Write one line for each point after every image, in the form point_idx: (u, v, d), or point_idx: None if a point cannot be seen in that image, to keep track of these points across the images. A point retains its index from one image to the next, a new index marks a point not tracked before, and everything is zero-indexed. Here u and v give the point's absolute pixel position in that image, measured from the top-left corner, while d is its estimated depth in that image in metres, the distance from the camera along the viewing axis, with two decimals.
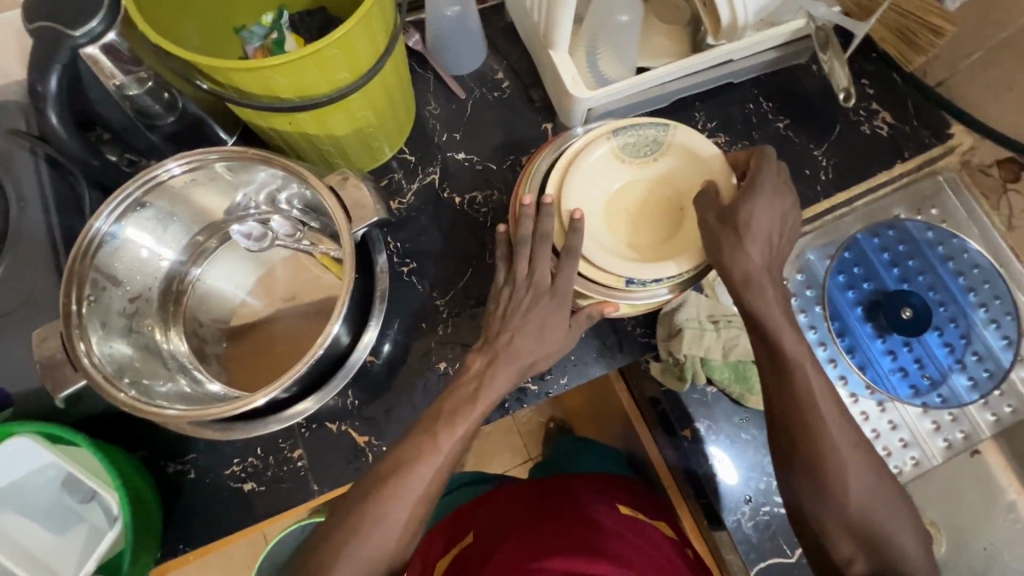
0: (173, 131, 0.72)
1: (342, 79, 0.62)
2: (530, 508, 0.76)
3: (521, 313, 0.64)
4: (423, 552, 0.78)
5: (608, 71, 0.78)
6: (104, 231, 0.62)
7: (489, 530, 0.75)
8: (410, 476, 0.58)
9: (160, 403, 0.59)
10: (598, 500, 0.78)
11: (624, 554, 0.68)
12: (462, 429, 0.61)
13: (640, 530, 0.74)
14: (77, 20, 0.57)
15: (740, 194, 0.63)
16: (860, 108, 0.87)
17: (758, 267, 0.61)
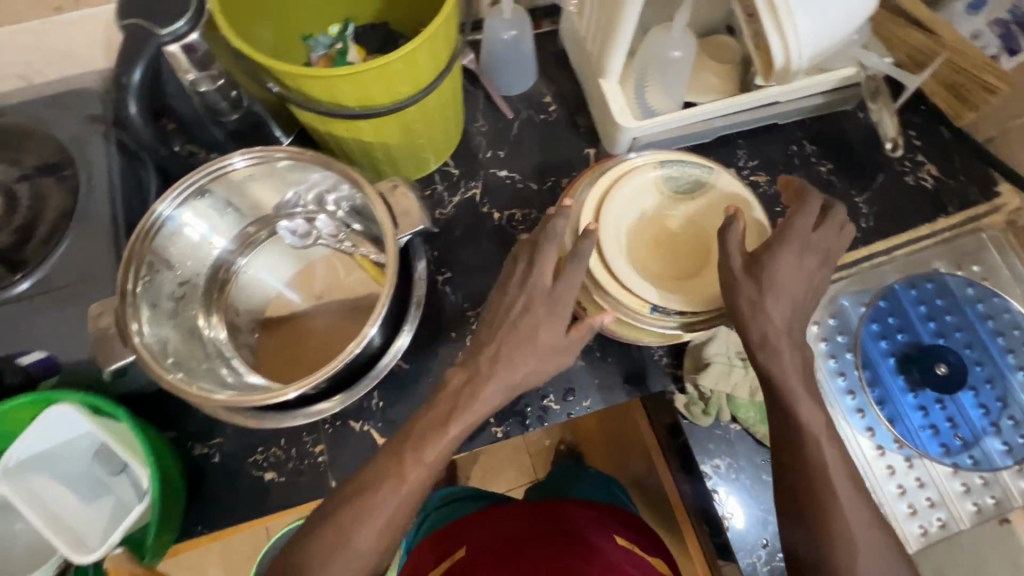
0: (236, 128, 0.75)
1: (402, 93, 0.64)
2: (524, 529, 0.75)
3: (518, 322, 0.59)
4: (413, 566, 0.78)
5: (656, 103, 0.79)
6: (165, 214, 0.65)
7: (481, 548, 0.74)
8: (384, 504, 0.55)
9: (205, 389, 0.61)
10: (596, 530, 0.76)
11: None
12: (451, 432, 0.57)
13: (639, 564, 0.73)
14: (165, 19, 0.61)
15: (773, 243, 0.61)
16: (905, 159, 0.87)
17: (779, 327, 0.60)
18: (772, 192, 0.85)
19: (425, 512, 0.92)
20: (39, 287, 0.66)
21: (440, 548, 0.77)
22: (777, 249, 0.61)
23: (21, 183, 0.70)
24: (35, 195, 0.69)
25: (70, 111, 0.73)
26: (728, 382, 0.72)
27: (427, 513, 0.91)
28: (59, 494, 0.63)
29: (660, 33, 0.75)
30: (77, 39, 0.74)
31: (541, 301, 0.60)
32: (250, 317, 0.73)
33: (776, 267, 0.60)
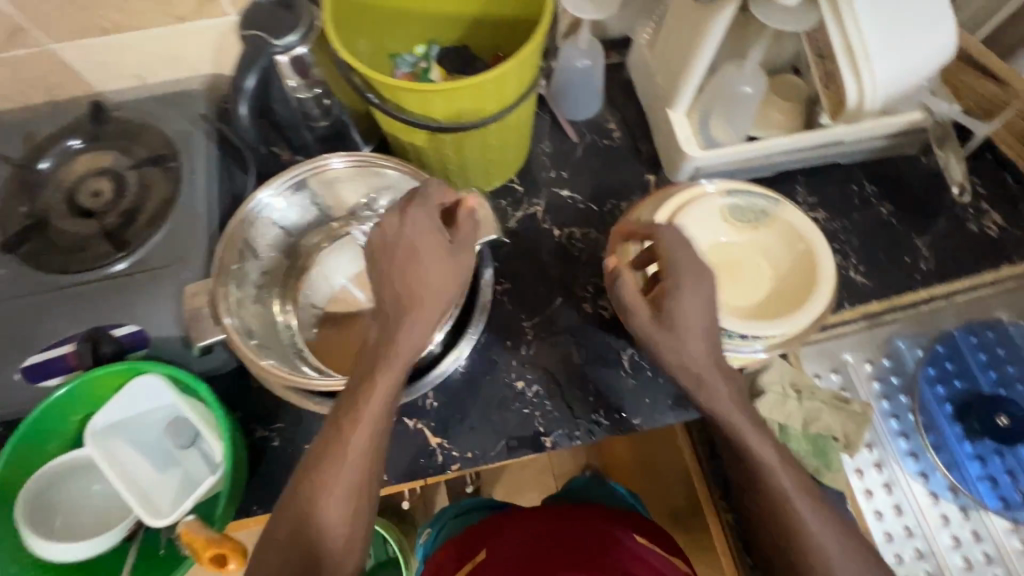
0: (324, 134, 0.80)
1: (488, 109, 0.69)
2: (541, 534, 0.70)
3: (411, 274, 0.58)
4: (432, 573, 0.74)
5: (720, 135, 0.82)
6: (260, 202, 0.71)
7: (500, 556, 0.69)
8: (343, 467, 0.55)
9: (302, 373, 0.67)
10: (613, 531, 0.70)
11: None
12: (382, 396, 0.56)
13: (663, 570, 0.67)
14: (280, 31, 0.67)
15: (673, 279, 0.60)
16: (969, 206, 0.87)
17: (700, 362, 0.59)
18: (830, 228, 0.86)
19: (441, 520, 0.89)
20: (136, 266, 0.71)
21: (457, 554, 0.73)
22: (676, 283, 0.60)
23: (130, 170, 0.76)
24: (142, 182, 0.76)
25: (179, 109, 0.80)
26: (781, 412, 0.72)
27: (443, 522, 0.88)
28: (136, 460, 0.68)
29: (732, 70, 0.79)
30: (192, 46, 0.82)
31: (425, 251, 0.59)
32: (319, 311, 0.77)
33: (675, 308, 0.59)
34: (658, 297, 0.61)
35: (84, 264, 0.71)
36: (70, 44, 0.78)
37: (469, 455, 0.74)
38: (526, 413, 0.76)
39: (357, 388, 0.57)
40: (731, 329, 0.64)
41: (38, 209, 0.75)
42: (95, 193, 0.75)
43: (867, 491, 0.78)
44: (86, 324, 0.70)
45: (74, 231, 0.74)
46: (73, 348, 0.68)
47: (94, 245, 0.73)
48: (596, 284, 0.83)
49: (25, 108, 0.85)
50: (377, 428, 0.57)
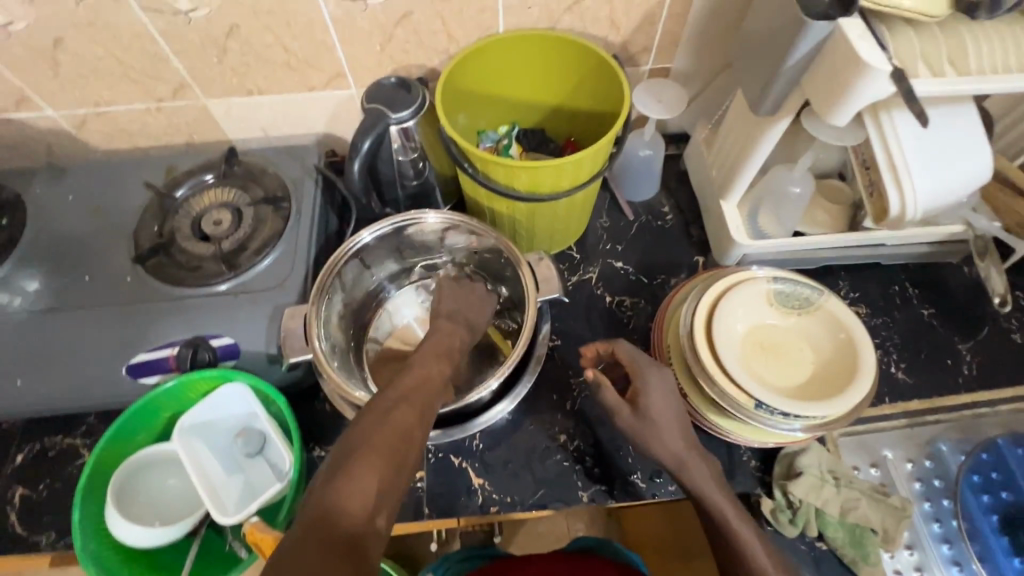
0: (413, 191, 0.92)
1: (562, 185, 0.79)
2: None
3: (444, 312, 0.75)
4: None
5: (767, 227, 0.90)
6: (358, 243, 0.80)
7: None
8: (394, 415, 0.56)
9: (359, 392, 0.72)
10: None
11: None
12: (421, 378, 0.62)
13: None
14: (396, 107, 0.81)
15: (641, 380, 0.67)
16: (1011, 317, 0.90)
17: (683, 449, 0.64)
18: (871, 323, 0.90)
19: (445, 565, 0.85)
20: (237, 287, 0.81)
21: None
22: (645, 382, 0.67)
23: (248, 206, 0.89)
24: (256, 217, 0.88)
25: (295, 159, 0.94)
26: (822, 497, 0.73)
27: (449, 566, 0.85)
28: (208, 462, 0.74)
29: (782, 172, 0.87)
30: (314, 109, 0.97)
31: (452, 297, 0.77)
32: (388, 344, 0.87)
33: (648, 404, 0.66)
34: (633, 397, 0.67)
35: (198, 280, 0.82)
36: (219, 100, 0.94)
37: (508, 499, 0.78)
38: (566, 466, 0.80)
39: (393, 397, 0.59)
40: (773, 407, 0.67)
41: (167, 231, 0.88)
42: (215, 222, 0.88)
43: None
44: (188, 332, 0.79)
45: (193, 252, 0.85)
46: (174, 352, 0.78)
47: (208, 265, 0.84)
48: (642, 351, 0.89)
49: (167, 146, 1.01)
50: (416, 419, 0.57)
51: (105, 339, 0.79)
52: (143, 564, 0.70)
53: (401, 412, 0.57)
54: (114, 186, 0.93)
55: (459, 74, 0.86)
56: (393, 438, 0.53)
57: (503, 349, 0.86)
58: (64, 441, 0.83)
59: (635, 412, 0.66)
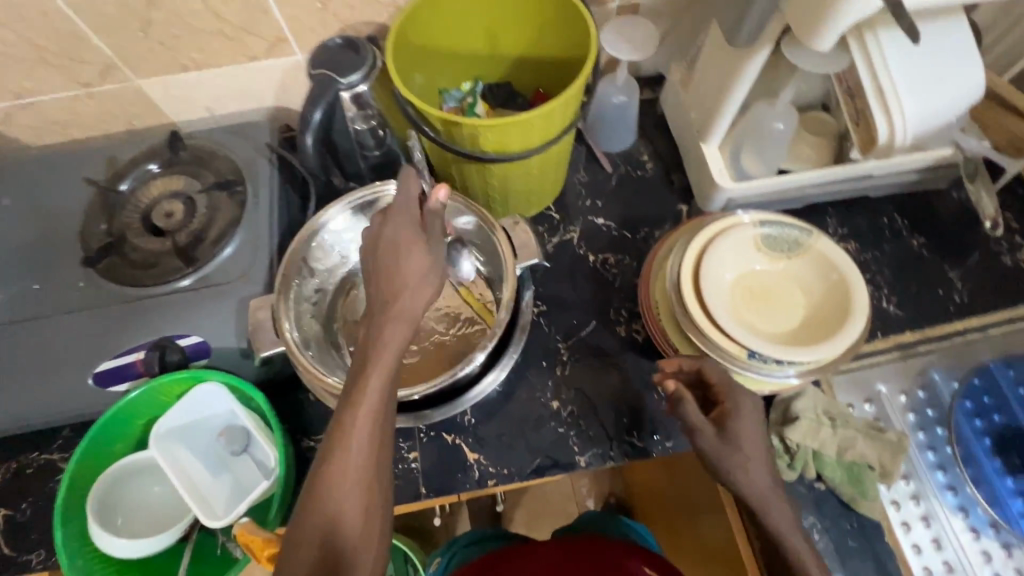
0: (378, 161, 0.86)
1: (533, 142, 0.74)
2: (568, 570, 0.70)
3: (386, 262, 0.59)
4: None
5: (751, 168, 0.86)
6: (320, 223, 0.76)
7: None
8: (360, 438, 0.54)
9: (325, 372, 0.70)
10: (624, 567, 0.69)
11: None
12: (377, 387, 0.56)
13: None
14: (345, 71, 0.74)
15: (730, 401, 0.63)
16: (1001, 240, 0.88)
17: (765, 483, 0.61)
18: (861, 258, 0.88)
19: (452, 550, 0.90)
20: (200, 282, 0.77)
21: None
22: (736, 406, 0.63)
23: (201, 194, 0.83)
24: (211, 205, 0.82)
25: (246, 139, 0.87)
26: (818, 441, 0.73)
27: (456, 551, 0.90)
28: (192, 465, 0.72)
29: (764, 107, 0.82)
30: (260, 82, 0.90)
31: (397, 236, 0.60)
32: None
33: (736, 427, 0.61)
34: (718, 418, 0.63)
35: (156, 278, 0.78)
36: (154, 80, 0.86)
37: (505, 471, 0.77)
38: (561, 432, 0.79)
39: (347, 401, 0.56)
40: (766, 355, 0.65)
41: (116, 228, 0.82)
42: (167, 214, 0.82)
43: (905, 524, 0.77)
44: (152, 334, 0.74)
45: (149, 248, 0.80)
46: (140, 356, 0.74)
47: (166, 261, 0.79)
48: (630, 308, 0.86)
49: (106, 135, 0.93)
50: (380, 425, 0.56)
51: (65, 349, 0.74)
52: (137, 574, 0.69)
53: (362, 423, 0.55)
54: (52, 184, 0.86)
55: (411, 28, 0.79)
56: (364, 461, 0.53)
57: (482, 319, 0.81)
58: (41, 457, 0.80)
59: (702, 418, 0.62)
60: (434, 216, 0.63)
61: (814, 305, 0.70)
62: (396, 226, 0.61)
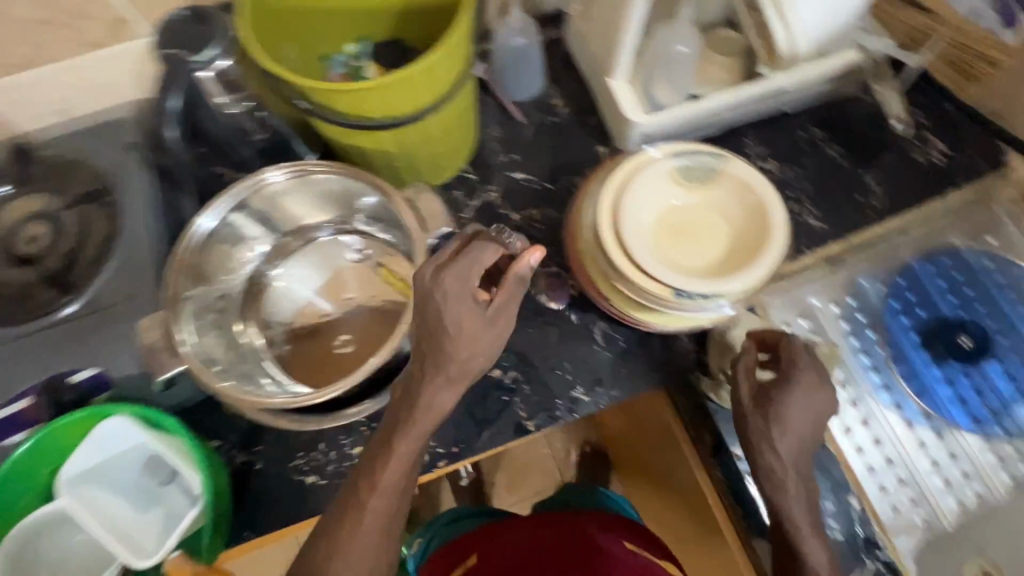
0: (263, 147, 0.77)
1: (424, 102, 0.68)
2: (534, 531, 0.75)
3: (439, 326, 0.59)
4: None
5: (662, 96, 0.82)
6: (204, 227, 0.69)
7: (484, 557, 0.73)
8: (375, 506, 0.60)
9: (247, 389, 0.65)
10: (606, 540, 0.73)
11: None
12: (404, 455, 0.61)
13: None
14: (196, 46, 0.65)
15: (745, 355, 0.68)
16: (913, 137, 0.89)
17: (785, 462, 0.66)
18: (783, 176, 0.87)
19: (434, 529, 0.91)
20: (87, 307, 0.70)
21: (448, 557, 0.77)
22: (787, 394, 0.65)
23: (66, 211, 0.74)
24: (79, 222, 0.73)
25: (109, 141, 0.78)
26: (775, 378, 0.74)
27: (436, 530, 0.91)
28: (114, 507, 0.67)
29: (665, 32, 0.78)
30: (110, 72, 0.78)
31: (458, 298, 0.59)
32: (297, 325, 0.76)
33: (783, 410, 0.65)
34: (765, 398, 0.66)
35: (31, 313, 0.69)
36: None
37: (455, 450, 0.74)
38: (506, 400, 0.76)
39: (371, 462, 0.61)
40: (692, 291, 0.64)
41: None
42: (32, 239, 0.72)
43: (846, 428, 0.80)
44: (40, 374, 0.67)
45: (17, 281, 0.71)
46: (32, 401, 0.66)
47: (39, 292, 0.71)
48: (561, 262, 0.83)
49: None
50: (400, 488, 0.61)
51: None
52: None
53: (387, 486, 0.60)
54: None
55: None
56: (377, 529, 0.60)
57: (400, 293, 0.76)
58: None
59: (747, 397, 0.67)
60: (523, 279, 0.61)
61: (736, 231, 0.69)
62: (454, 279, 0.59)
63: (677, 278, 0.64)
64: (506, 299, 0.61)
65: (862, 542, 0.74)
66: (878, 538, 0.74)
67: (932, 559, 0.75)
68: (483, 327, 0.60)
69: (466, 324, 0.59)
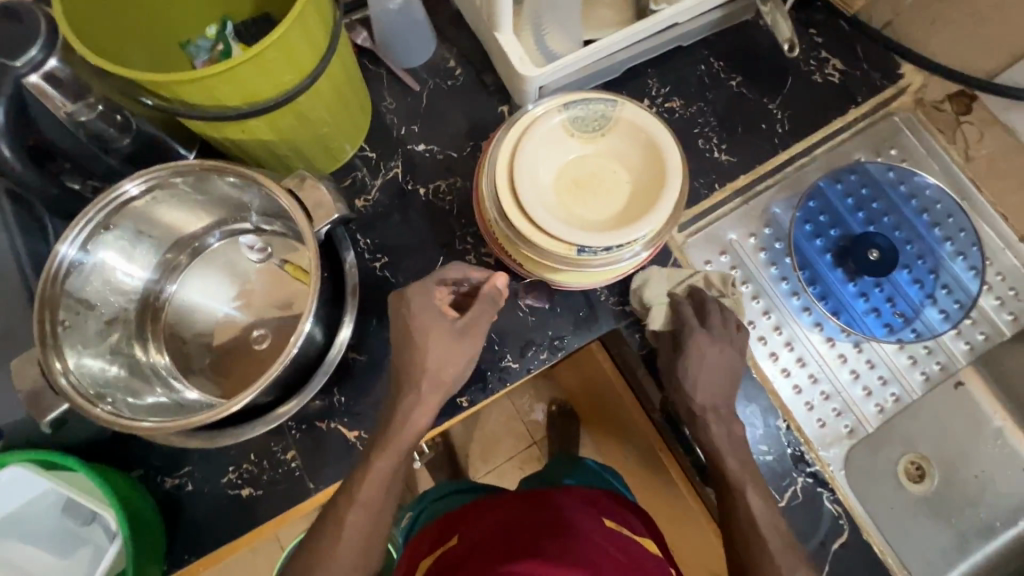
0: (132, 152, 0.72)
1: (288, 82, 0.62)
2: (524, 508, 0.71)
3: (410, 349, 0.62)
4: (410, 552, 0.74)
5: (556, 47, 0.79)
6: (70, 253, 0.63)
7: (471, 535, 0.69)
8: (354, 524, 0.60)
9: (137, 417, 0.60)
10: (586, 513, 0.71)
11: (594, 559, 0.63)
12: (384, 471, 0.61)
13: (628, 551, 0.67)
14: (16, 49, 0.58)
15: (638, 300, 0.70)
16: (810, 58, 0.88)
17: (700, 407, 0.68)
18: (688, 114, 0.86)
19: (422, 504, 0.87)
20: None
21: (436, 537, 0.73)
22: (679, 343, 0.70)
23: None
24: None
25: None
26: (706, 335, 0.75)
27: (425, 505, 0.87)
28: (36, 554, 0.65)
29: None
30: None
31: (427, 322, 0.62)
32: (215, 341, 0.72)
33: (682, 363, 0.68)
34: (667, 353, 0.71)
35: None
36: None
37: None
38: None
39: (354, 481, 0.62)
40: (595, 246, 0.63)
41: None
42: None
43: (772, 354, 0.83)
44: None
45: None
46: None
47: None
48: (475, 232, 0.80)
49: None
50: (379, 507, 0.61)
51: None
52: None
53: (365, 505, 0.61)
54: None
55: None
56: (357, 552, 0.60)
57: (304, 283, 0.73)
58: None
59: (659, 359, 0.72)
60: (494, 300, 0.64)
61: (636, 179, 0.68)
62: (420, 302, 0.63)
63: (578, 234, 0.62)
64: (476, 314, 0.63)
65: (790, 460, 0.76)
66: (807, 455, 0.76)
67: (864, 461, 0.81)
68: (454, 342, 0.62)
69: (433, 340, 0.62)
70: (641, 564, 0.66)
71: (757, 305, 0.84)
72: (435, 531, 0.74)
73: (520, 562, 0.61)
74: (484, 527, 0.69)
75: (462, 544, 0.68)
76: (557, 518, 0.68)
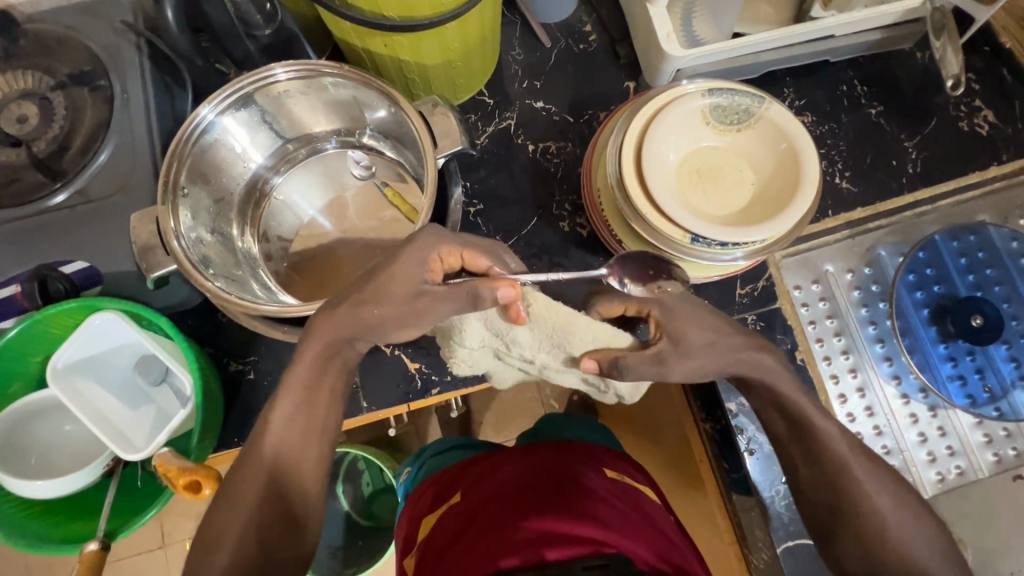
0: (267, 44, 0.74)
1: (446, 4, 0.62)
2: (526, 462, 0.63)
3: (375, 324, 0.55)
4: (410, 508, 0.65)
5: (702, 32, 0.77)
6: (206, 119, 0.64)
7: (473, 488, 0.61)
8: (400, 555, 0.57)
9: (243, 297, 0.62)
10: (585, 466, 0.63)
11: (600, 516, 0.54)
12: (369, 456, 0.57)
13: (636, 505, 0.59)
14: None
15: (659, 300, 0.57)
16: (961, 103, 0.83)
17: None
18: (816, 133, 0.82)
19: (420, 460, 0.78)
20: (76, 197, 0.65)
21: (434, 492, 0.64)
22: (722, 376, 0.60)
23: (55, 92, 0.69)
24: (70, 105, 0.68)
25: (102, 17, 0.70)
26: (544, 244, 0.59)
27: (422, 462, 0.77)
28: (101, 401, 0.66)
29: None
30: None
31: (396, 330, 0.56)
32: (298, 241, 0.74)
33: None
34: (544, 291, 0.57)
35: (19, 198, 0.65)
36: None
37: (448, 378, 0.73)
38: None
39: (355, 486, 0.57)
40: (710, 239, 0.61)
41: None
42: (20, 119, 0.68)
43: (842, 396, 0.80)
44: (28, 263, 0.64)
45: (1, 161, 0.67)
46: (19, 287, 0.64)
47: (28, 175, 0.66)
48: (574, 201, 0.79)
49: None
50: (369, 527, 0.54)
51: None
52: (61, 513, 0.65)
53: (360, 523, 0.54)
54: None
55: None
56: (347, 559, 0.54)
57: (410, 221, 0.74)
58: None
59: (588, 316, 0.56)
60: (477, 296, 0.52)
61: (763, 182, 0.66)
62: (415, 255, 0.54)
63: (696, 222, 0.61)
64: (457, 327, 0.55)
65: None
66: None
67: None
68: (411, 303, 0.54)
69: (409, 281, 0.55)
70: (650, 519, 0.58)
71: (838, 342, 0.81)
72: (436, 486, 0.65)
73: (540, 519, 0.53)
74: (481, 486, 0.60)
75: (468, 500, 0.59)
76: (561, 475, 0.60)
